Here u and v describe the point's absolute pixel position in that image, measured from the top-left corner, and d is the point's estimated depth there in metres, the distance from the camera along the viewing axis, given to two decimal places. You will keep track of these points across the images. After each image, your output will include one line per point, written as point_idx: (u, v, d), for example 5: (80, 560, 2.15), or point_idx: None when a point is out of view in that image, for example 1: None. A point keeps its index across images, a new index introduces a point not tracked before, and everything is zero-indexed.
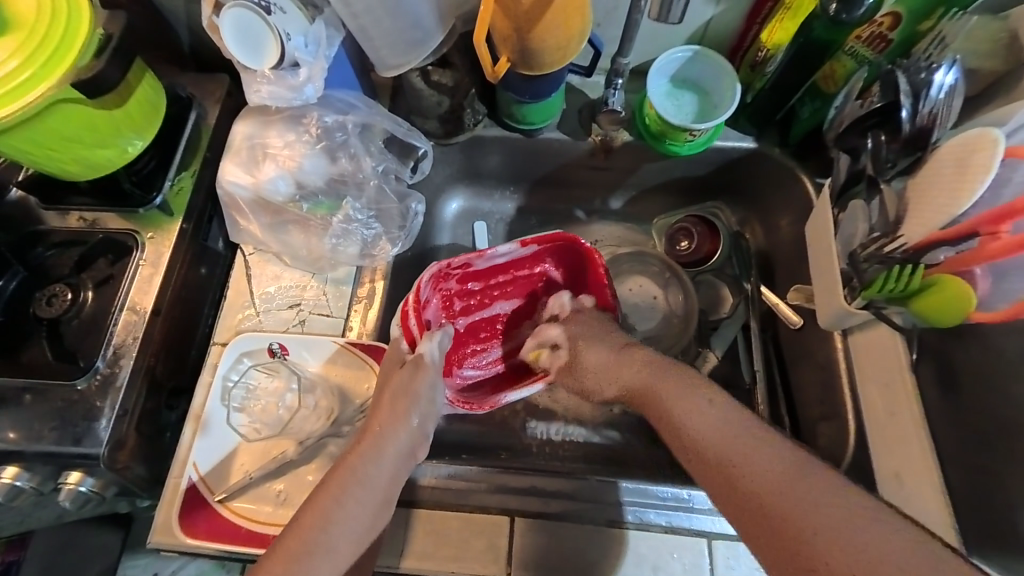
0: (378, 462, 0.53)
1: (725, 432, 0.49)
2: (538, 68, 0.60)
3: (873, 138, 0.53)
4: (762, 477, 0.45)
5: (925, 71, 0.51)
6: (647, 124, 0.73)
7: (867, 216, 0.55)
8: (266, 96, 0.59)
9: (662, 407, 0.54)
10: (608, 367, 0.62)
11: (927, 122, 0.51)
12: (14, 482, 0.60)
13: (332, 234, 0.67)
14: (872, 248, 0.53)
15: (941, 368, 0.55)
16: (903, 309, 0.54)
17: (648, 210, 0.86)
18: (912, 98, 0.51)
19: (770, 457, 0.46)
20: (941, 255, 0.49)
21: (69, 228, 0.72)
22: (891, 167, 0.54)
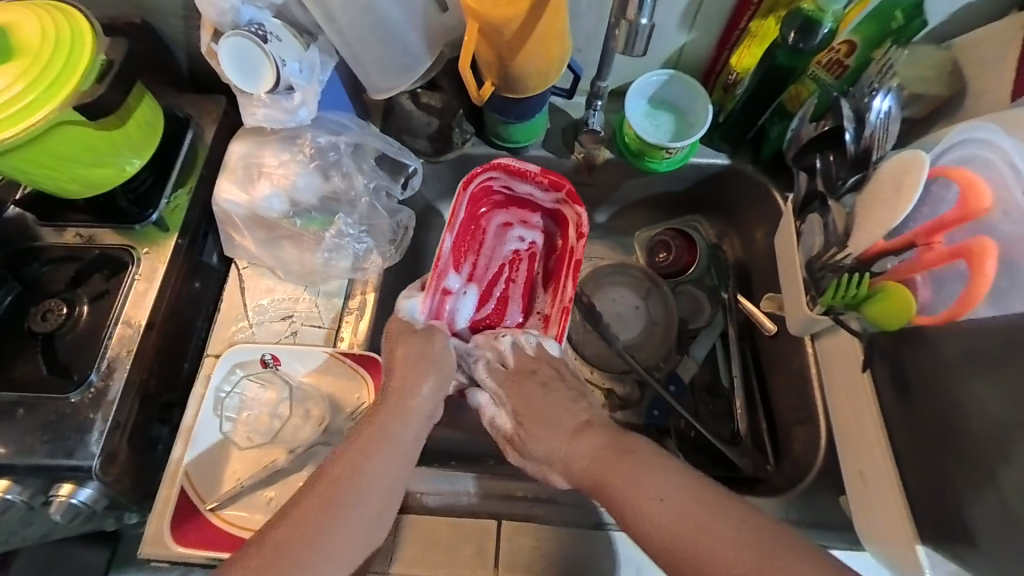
0: (400, 431, 0.55)
1: (682, 513, 0.45)
2: (521, 91, 0.65)
3: (823, 158, 0.59)
4: (743, 565, 0.41)
5: (867, 97, 0.57)
6: (626, 143, 0.77)
7: (823, 231, 0.59)
8: (262, 118, 0.62)
9: (613, 497, 0.49)
10: (546, 447, 0.56)
11: (871, 143, 0.56)
12: (5, 495, 0.60)
13: (325, 248, 0.69)
14: (827, 258, 0.57)
15: (895, 371, 0.56)
16: (858, 316, 0.57)
17: (630, 224, 0.90)
18: (855, 123, 0.56)
19: (733, 530, 0.43)
20: (888, 264, 0.54)
21: (66, 244, 0.73)
22: (843, 184, 0.58)
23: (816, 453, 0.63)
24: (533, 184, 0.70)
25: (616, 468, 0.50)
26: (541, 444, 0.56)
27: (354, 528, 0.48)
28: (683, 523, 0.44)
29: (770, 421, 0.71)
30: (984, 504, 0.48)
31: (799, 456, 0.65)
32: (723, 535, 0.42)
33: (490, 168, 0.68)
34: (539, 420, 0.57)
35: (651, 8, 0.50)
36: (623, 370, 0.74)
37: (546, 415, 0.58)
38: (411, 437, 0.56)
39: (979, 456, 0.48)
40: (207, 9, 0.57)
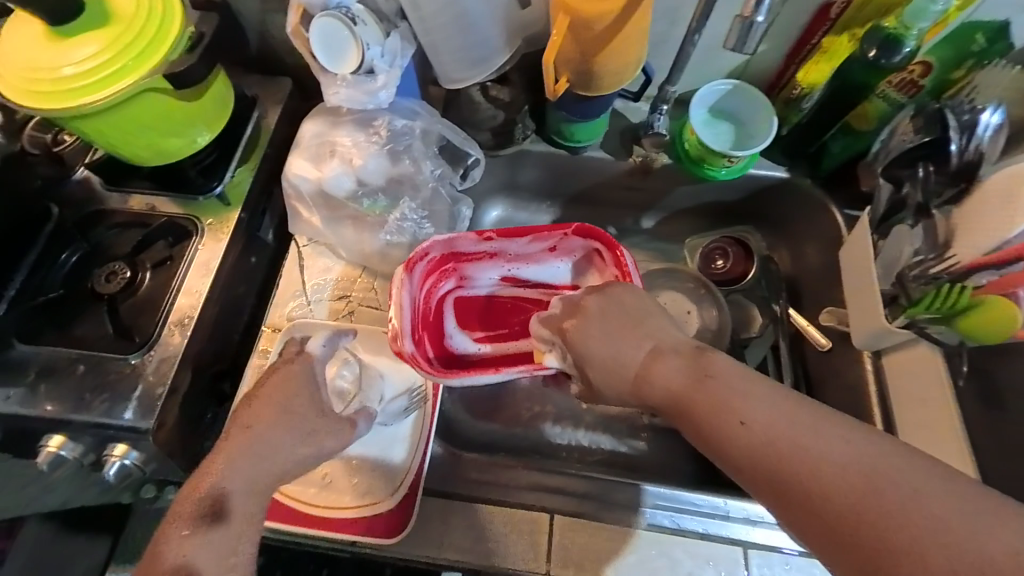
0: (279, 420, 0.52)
1: (787, 422, 0.41)
2: (594, 88, 0.65)
3: (923, 168, 0.60)
4: (766, 416, 0.42)
5: (971, 112, 0.57)
6: (686, 149, 0.77)
7: (912, 241, 0.60)
8: (343, 98, 0.64)
9: (613, 355, 0.52)
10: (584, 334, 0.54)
11: (975, 156, 0.57)
12: (58, 452, 0.61)
13: (387, 231, 0.70)
14: (918, 268, 0.57)
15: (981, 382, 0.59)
16: (944, 328, 0.57)
17: (677, 231, 0.90)
18: (960, 133, 0.57)
19: (766, 395, 0.43)
20: (985, 278, 0.53)
21: (131, 210, 0.74)
22: (938, 196, 0.59)
23: None
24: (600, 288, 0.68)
25: (718, 386, 0.45)
26: (611, 389, 0.52)
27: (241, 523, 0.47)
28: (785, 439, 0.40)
29: None
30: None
31: None
32: (833, 444, 0.38)
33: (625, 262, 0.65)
34: (606, 317, 0.53)
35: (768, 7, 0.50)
36: None
37: (608, 339, 0.52)
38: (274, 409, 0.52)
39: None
40: None
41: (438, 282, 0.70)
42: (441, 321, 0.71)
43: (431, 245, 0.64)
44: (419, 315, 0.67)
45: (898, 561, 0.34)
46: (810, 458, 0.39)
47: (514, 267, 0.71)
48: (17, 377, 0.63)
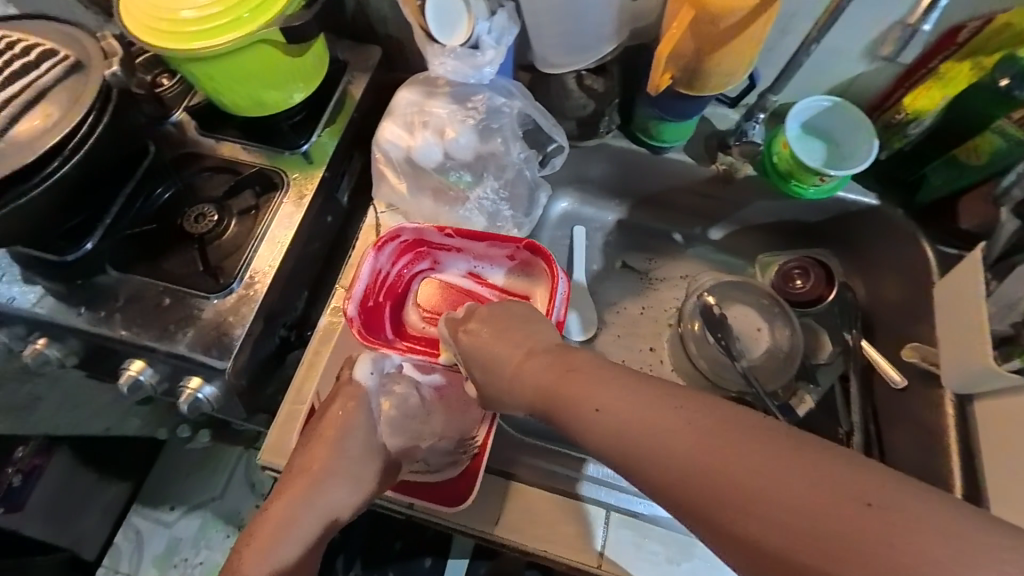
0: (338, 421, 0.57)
1: (644, 414, 0.42)
2: (697, 87, 0.64)
3: None
4: (637, 414, 0.42)
5: None
6: (774, 162, 0.75)
7: None
8: (448, 70, 0.64)
9: (490, 353, 0.54)
10: (493, 336, 0.55)
11: None
12: (139, 376, 0.64)
13: (467, 207, 0.70)
14: None
15: None
16: None
17: (746, 246, 0.88)
18: None
19: (629, 388, 0.44)
20: None
21: (222, 157, 0.77)
22: None
23: None
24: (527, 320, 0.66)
25: (577, 378, 0.47)
26: (494, 390, 0.54)
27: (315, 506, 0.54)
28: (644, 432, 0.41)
29: None
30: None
31: None
32: (691, 429, 0.40)
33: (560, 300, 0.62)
34: (506, 327, 0.55)
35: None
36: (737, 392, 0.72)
37: (495, 339, 0.55)
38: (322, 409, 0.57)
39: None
40: None
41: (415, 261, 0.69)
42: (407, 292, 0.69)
43: (404, 224, 0.64)
44: (382, 279, 0.65)
45: (741, 516, 0.36)
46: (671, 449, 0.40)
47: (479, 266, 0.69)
48: (109, 300, 0.66)
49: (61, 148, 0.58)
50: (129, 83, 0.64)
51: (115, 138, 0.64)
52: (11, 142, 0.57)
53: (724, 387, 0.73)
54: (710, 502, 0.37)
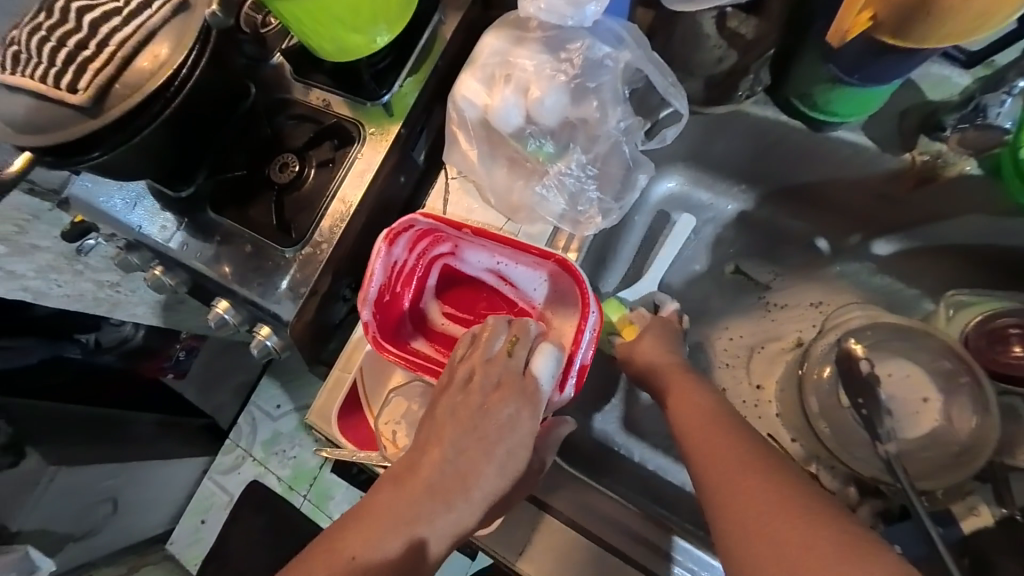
0: (505, 437, 0.46)
1: (712, 418, 0.46)
2: (910, 40, 0.43)
3: None
4: (704, 411, 0.48)
5: None
6: (1016, 156, 0.49)
7: None
8: (542, 11, 0.50)
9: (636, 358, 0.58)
10: (652, 349, 0.57)
11: None
12: (223, 315, 0.70)
13: (545, 185, 0.59)
14: None
15: None
16: None
17: (924, 271, 0.64)
18: None
19: (701, 399, 0.49)
20: None
21: (309, 105, 0.75)
22: None
23: None
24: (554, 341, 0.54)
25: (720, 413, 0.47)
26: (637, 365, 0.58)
27: (438, 522, 0.44)
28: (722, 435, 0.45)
29: None
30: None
31: None
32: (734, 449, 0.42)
33: (594, 324, 0.50)
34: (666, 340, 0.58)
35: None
36: (870, 473, 0.56)
37: (657, 347, 0.57)
38: (496, 416, 0.46)
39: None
40: None
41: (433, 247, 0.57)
42: (422, 285, 0.57)
43: (421, 214, 0.51)
44: (392, 271, 0.54)
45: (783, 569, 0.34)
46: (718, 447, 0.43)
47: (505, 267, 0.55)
48: (205, 239, 0.72)
49: (168, 85, 0.61)
50: (227, 24, 0.62)
51: (213, 79, 0.65)
52: (125, 84, 0.59)
53: (852, 464, 0.57)
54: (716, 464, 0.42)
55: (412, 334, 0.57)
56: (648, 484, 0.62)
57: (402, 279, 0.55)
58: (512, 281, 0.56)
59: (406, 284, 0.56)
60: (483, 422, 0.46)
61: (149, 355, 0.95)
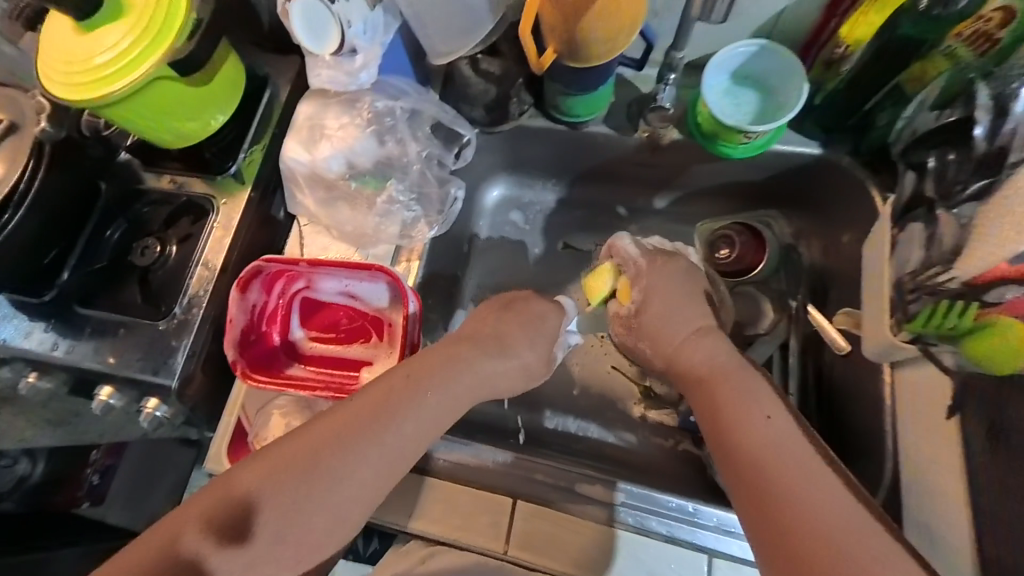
0: (446, 388, 0.54)
1: (791, 446, 0.47)
2: (584, 60, 0.61)
3: (939, 156, 0.53)
4: (762, 399, 0.51)
5: (1016, 81, 0.47)
6: (697, 123, 0.70)
7: (921, 246, 0.53)
8: (326, 80, 0.64)
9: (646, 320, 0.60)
10: (664, 307, 0.60)
11: (1009, 142, 0.47)
12: (109, 400, 0.73)
13: (376, 213, 0.71)
14: (923, 279, 0.51)
15: (992, 420, 0.50)
16: (953, 350, 0.51)
17: (695, 213, 0.83)
18: (993, 115, 0.48)
19: (759, 385, 0.52)
20: (1005, 296, 0.45)
21: (162, 189, 0.82)
22: (962, 189, 0.50)
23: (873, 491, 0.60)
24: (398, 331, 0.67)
25: (728, 380, 0.53)
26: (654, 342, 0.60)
27: (370, 477, 0.49)
28: (750, 436, 0.49)
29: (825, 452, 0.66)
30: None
31: None
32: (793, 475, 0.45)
33: (416, 310, 0.64)
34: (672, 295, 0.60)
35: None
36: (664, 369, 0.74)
37: (679, 300, 0.60)
38: (432, 394, 0.53)
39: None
40: None
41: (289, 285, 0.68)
42: (289, 318, 0.69)
43: (264, 261, 0.63)
44: (256, 313, 0.66)
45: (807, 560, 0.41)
46: (769, 450, 0.47)
47: (348, 285, 0.68)
48: (78, 334, 0.75)
49: (10, 198, 0.66)
50: (61, 135, 0.71)
51: (62, 186, 0.72)
52: None
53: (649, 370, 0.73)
54: (763, 497, 0.45)
55: (288, 362, 0.68)
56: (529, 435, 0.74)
57: (268, 318, 0.67)
58: (359, 295, 0.69)
59: (272, 320, 0.68)
60: (424, 400, 0.53)
61: (59, 488, 0.92)
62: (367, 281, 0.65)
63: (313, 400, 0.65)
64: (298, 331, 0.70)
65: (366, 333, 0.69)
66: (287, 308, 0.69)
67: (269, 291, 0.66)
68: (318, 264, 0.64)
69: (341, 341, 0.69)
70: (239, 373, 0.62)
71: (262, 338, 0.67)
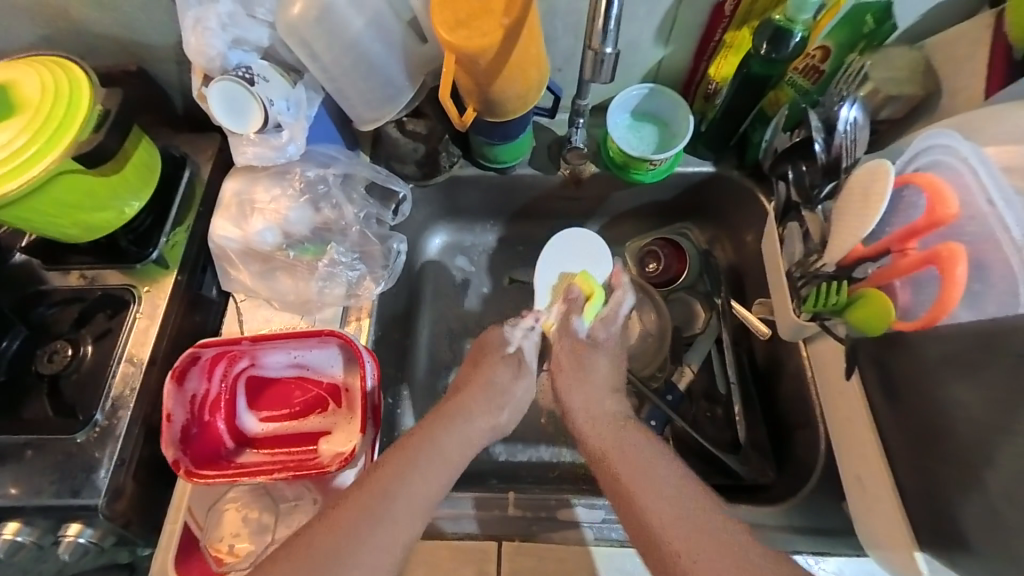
0: (450, 433, 0.56)
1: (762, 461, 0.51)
2: (499, 114, 0.67)
3: (796, 168, 0.64)
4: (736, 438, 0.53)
5: (835, 106, 0.61)
6: (610, 157, 0.77)
7: (802, 239, 0.63)
8: (252, 157, 0.65)
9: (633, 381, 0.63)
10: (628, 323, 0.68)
11: (840, 151, 0.60)
12: (15, 537, 0.62)
13: (319, 277, 0.71)
14: (807, 265, 0.62)
15: (883, 375, 0.58)
16: (842, 322, 0.60)
17: (622, 234, 0.90)
18: (825, 133, 0.61)
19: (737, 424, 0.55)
20: (867, 270, 0.57)
21: (70, 286, 0.75)
22: (819, 191, 0.62)
23: (816, 455, 0.67)
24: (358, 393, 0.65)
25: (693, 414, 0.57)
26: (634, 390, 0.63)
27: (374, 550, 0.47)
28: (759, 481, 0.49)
29: (770, 428, 0.74)
30: (971, 506, 0.49)
31: (802, 460, 0.68)
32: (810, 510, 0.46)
33: (372, 368, 0.62)
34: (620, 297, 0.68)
35: (614, 38, 0.50)
36: None
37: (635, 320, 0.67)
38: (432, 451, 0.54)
39: (963, 461, 0.50)
40: (196, 56, 0.60)
41: (231, 367, 0.64)
42: (235, 403, 0.64)
43: (200, 346, 0.60)
44: (197, 405, 0.61)
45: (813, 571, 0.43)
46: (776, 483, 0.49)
47: (297, 355, 0.65)
48: None
49: None
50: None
51: None
52: None
53: None
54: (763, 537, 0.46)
55: (235, 448, 0.64)
56: (505, 474, 0.73)
57: (212, 407, 0.63)
58: (311, 364, 0.66)
59: (217, 408, 0.63)
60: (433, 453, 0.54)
61: None
62: (318, 348, 0.64)
63: (272, 483, 0.61)
64: (247, 415, 0.65)
65: (323, 402, 0.66)
66: (233, 392, 0.64)
67: (210, 379, 0.62)
68: (261, 339, 0.62)
69: (298, 416, 0.66)
70: (182, 474, 0.57)
71: (207, 430, 0.62)
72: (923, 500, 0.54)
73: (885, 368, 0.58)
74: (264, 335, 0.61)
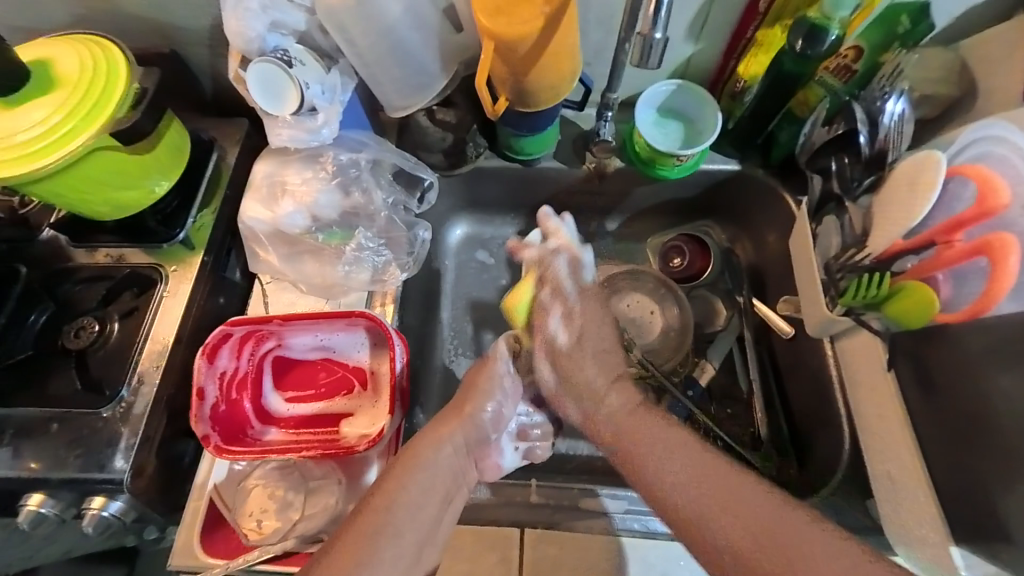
0: (430, 468, 0.55)
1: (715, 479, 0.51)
2: (532, 104, 0.67)
3: (837, 161, 0.64)
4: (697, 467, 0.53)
5: (879, 100, 0.61)
6: (636, 151, 0.78)
7: (840, 232, 0.63)
8: (286, 138, 0.65)
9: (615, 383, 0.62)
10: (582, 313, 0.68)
11: (884, 144, 0.60)
12: (38, 509, 0.62)
13: (346, 261, 0.71)
14: (844, 259, 0.62)
15: (917, 368, 0.59)
16: (878, 315, 0.60)
17: (643, 230, 0.90)
18: (869, 126, 0.60)
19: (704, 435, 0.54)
20: (908, 262, 0.57)
21: (97, 264, 0.75)
22: (857, 185, 0.62)
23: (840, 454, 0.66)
24: (383, 378, 0.66)
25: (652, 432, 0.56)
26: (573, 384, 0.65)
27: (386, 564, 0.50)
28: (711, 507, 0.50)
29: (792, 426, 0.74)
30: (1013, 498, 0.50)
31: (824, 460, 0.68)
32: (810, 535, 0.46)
33: (402, 354, 0.62)
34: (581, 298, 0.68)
35: (664, 23, 0.50)
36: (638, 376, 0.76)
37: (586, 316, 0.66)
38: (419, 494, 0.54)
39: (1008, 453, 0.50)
40: (234, 37, 0.61)
41: (259, 347, 0.65)
42: (261, 383, 0.65)
43: (231, 324, 0.61)
44: (225, 383, 0.62)
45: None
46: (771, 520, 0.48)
47: (324, 337, 0.66)
48: None
49: None
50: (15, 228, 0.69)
51: None
52: None
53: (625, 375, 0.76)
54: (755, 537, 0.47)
55: (261, 428, 0.64)
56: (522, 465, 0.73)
57: (238, 386, 0.63)
58: (338, 347, 0.67)
59: (242, 388, 0.64)
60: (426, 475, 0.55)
61: None
62: (346, 331, 0.64)
63: (300, 462, 0.61)
64: (272, 396, 0.66)
65: (347, 386, 0.67)
66: (260, 372, 0.65)
67: (237, 359, 0.63)
68: (289, 321, 0.62)
69: (323, 398, 0.66)
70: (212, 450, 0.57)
71: (234, 409, 0.63)
72: (960, 495, 0.54)
73: (919, 362, 0.58)
74: (291, 318, 0.61)
